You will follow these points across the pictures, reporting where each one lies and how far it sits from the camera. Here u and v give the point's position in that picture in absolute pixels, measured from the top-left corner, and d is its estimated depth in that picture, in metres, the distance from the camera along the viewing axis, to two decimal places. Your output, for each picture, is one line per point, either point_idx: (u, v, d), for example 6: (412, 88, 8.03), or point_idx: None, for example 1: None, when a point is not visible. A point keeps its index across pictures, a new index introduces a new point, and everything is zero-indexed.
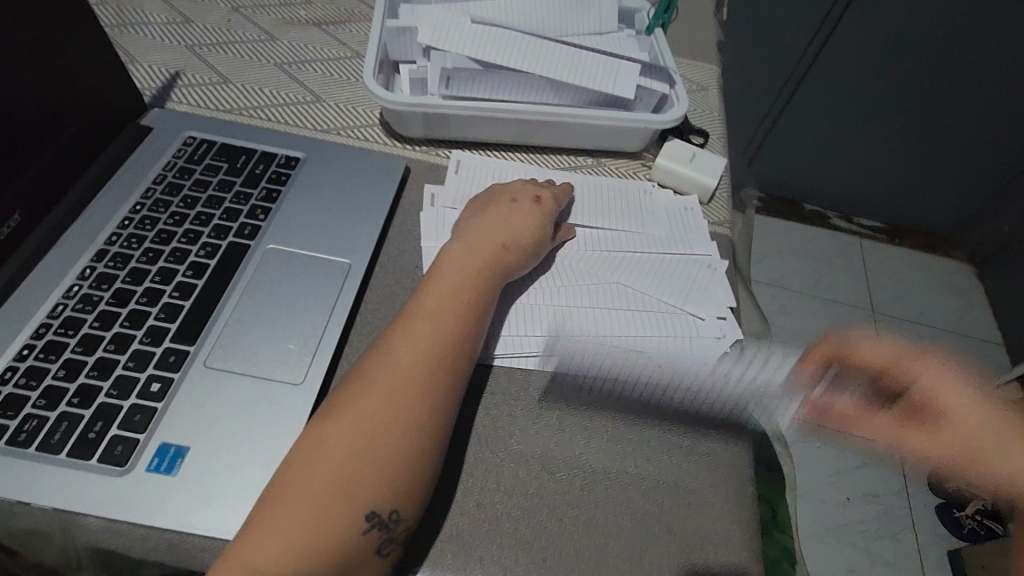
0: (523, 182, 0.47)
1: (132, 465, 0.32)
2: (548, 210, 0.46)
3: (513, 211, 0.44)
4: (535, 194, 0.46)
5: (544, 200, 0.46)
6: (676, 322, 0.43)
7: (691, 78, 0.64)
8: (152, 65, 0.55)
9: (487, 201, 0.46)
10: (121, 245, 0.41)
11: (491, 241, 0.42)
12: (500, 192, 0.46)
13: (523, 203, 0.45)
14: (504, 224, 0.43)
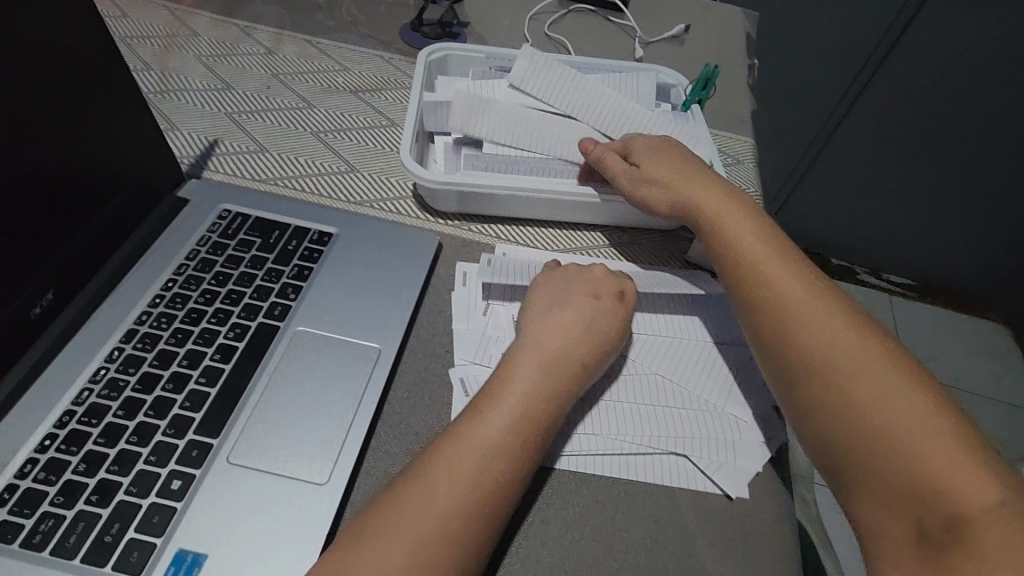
0: (599, 269, 0.45)
1: (146, 573, 0.31)
2: (627, 306, 0.43)
3: (594, 310, 0.42)
4: (614, 287, 0.44)
5: (625, 294, 0.44)
6: (724, 423, 0.42)
7: (726, 152, 0.64)
8: (191, 133, 0.56)
9: (562, 290, 0.43)
10: (151, 325, 0.40)
11: (570, 347, 0.40)
12: (574, 280, 0.44)
13: (604, 299, 0.43)
14: (584, 325, 0.41)
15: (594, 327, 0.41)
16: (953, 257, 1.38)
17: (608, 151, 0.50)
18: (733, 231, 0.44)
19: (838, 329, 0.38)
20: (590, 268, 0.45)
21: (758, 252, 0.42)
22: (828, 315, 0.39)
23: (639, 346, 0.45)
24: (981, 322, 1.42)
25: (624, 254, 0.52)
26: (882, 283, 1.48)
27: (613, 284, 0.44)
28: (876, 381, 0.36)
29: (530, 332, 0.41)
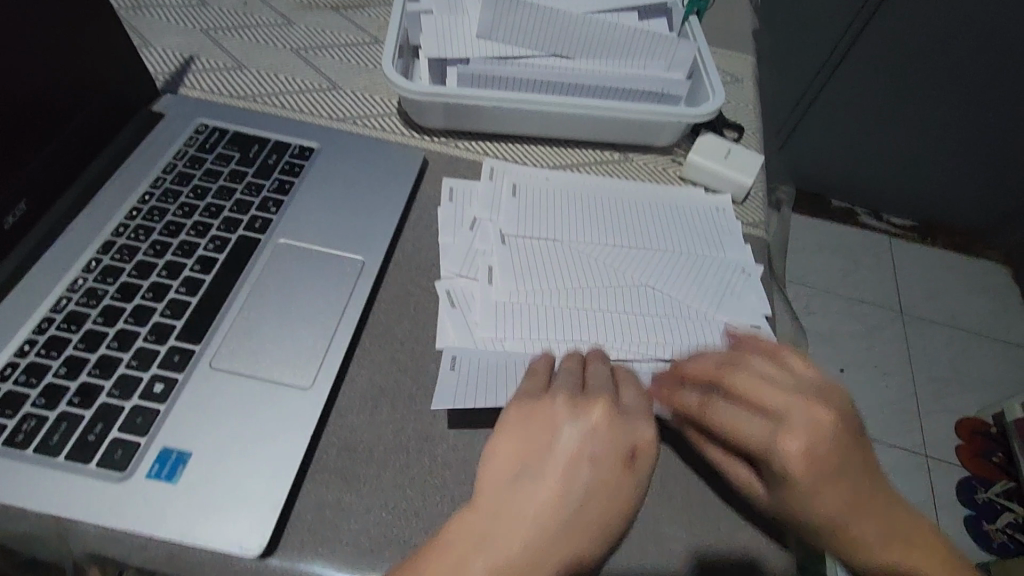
0: (599, 410, 0.29)
1: (132, 470, 0.31)
2: (640, 475, 0.28)
3: (596, 479, 0.27)
4: (623, 445, 0.28)
5: (637, 453, 0.28)
6: (710, 331, 0.42)
7: (725, 69, 0.61)
8: (165, 49, 0.53)
9: (538, 440, 0.28)
10: (128, 237, 0.39)
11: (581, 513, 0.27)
12: (557, 426, 0.28)
13: (603, 466, 0.27)
14: (575, 502, 0.27)
15: (588, 514, 0.27)
16: (957, 196, 1.36)
17: (675, 390, 0.35)
18: (750, 436, 0.31)
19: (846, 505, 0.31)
20: (574, 406, 0.29)
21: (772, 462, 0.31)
22: (835, 486, 0.31)
23: (633, 262, 0.44)
24: (984, 261, 1.40)
25: (616, 172, 0.51)
26: (881, 224, 1.44)
27: (618, 443, 0.28)
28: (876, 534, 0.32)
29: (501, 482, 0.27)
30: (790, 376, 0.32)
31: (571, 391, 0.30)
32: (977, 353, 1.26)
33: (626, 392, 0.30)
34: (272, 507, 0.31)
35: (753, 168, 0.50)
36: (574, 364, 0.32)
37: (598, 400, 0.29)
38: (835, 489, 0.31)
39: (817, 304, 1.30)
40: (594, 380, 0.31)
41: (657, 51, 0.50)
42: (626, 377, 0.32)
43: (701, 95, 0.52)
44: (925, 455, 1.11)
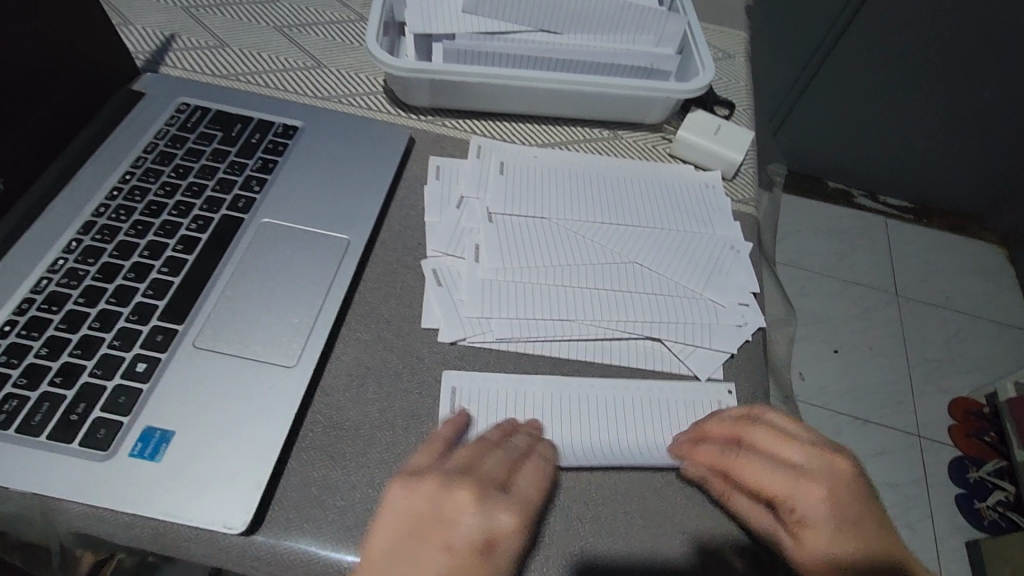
0: (466, 495, 0.28)
1: (115, 449, 0.31)
2: (499, 562, 0.27)
3: (466, 562, 0.27)
4: (477, 532, 0.27)
5: (495, 541, 0.28)
6: (697, 308, 0.42)
7: (716, 45, 0.60)
8: (146, 28, 0.52)
9: (420, 523, 0.27)
10: (110, 217, 0.39)
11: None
12: (441, 506, 0.28)
13: (456, 551, 0.27)
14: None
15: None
16: (954, 176, 1.35)
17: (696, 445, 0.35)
18: (772, 476, 0.32)
19: (864, 549, 0.31)
20: (453, 489, 0.28)
21: (796, 500, 0.31)
22: (848, 532, 0.31)
23: (622, 239, 0.44)
24: (979, 242, 1.40)
25: (605, 150, 0.51)
26: (877, 205, 1.44)
27: (477, 530, 0.27)
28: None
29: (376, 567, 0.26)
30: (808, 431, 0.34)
31: (455, 471, 0.30)
32: (971, 334, 1.26)
33: (505, 476, 0.30)
34: (256, 484, 0.31)
35: (744, 145, 0.50)
36: (475, 443, 0.32)
37: (474, 484, 0.29)
38: (847, 532, 0.31)
39: (812, 286, 1.30)
40: (485, 467, 0.30)
41: (646, 25, 0.50)
42: (509, 454, 0.31)
43: (691, 70, 0.51)
44: (918, 436, 1.12)
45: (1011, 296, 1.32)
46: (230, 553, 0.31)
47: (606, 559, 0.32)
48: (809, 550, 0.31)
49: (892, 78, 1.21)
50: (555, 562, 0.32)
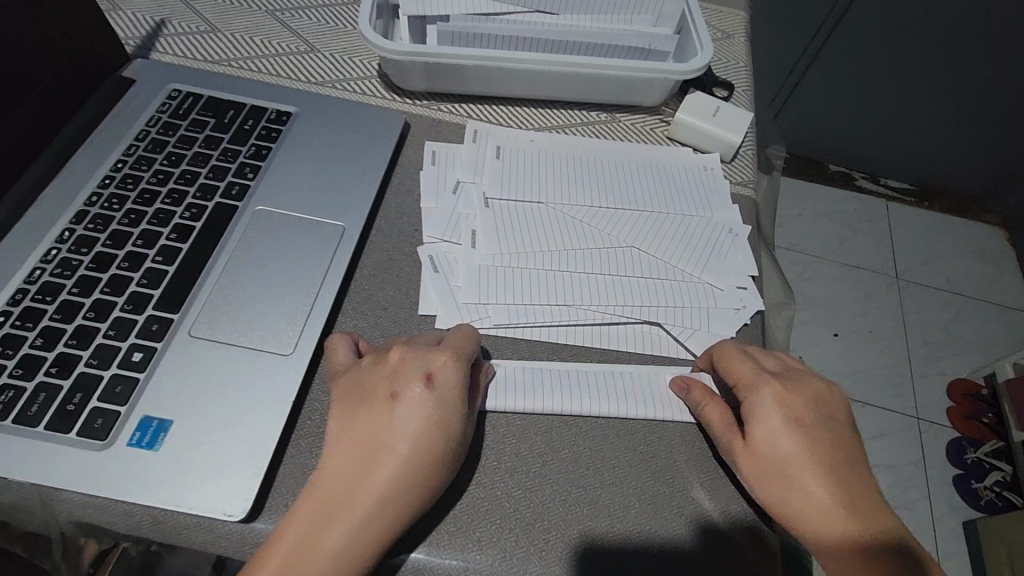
0: (396, 352, 0.34)
1: (113, 439, 0.31)
2: (418, 396, 0.32)
3: (404, 403, 0.32)
4: (418, 368, 0.33)
5: (433, 373, 0.32)
6: (695, 292, 0.42)
7: (715, 26, 0.59)
8: (135, 13, 0.51)
9: (364, 384, 0.33)
10: (102, 206, 0.38)
11: (392, 437, 0.31)
12: (387, 365, 0.33)
13: (402, 393, 0.32)
14: (389, 427, 0.31)
15: (401, 433, 0.31)
16: (956, 158, 1.34)
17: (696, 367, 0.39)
18: (740, 371, 0.36)
19: (812, 447, 0.33)
20: (391, 353, 0.34)
21: (758, 394, 0.35)
22: (796, 431, 0.34)
23: (616, 222, 0.44)
24: (980, 224, 1.40)
25: (603, 133, 0.50)
26: (877, 187, 1.43)
27: (402, 373, 0.33)
28: (823, 487, 0.33)
29: (338, 428, 0.32)
30: (791, 360, 0.38)
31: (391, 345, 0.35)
32: (971, 316, 1.26)
33: (434, 339, 0.35)
34: (255, 471, 0.31)
35: (743, 126, 0.49)
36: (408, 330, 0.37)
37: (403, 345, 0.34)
38: (796, 430, 0.34)
39: (812, 269, 1.30)
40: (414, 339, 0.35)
41: (643, 5, 0.49)
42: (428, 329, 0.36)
43: (689, 51, 0.50)
44: (916, 417, 1.12)
45: (1011, 278, 1.32)
46: (230, 540, 0.31)
47: (604, 542, 0.33)
48: (757, 436, 0.34)
49: (896, 58, 1.19)
50: (553, 546, 0.32)
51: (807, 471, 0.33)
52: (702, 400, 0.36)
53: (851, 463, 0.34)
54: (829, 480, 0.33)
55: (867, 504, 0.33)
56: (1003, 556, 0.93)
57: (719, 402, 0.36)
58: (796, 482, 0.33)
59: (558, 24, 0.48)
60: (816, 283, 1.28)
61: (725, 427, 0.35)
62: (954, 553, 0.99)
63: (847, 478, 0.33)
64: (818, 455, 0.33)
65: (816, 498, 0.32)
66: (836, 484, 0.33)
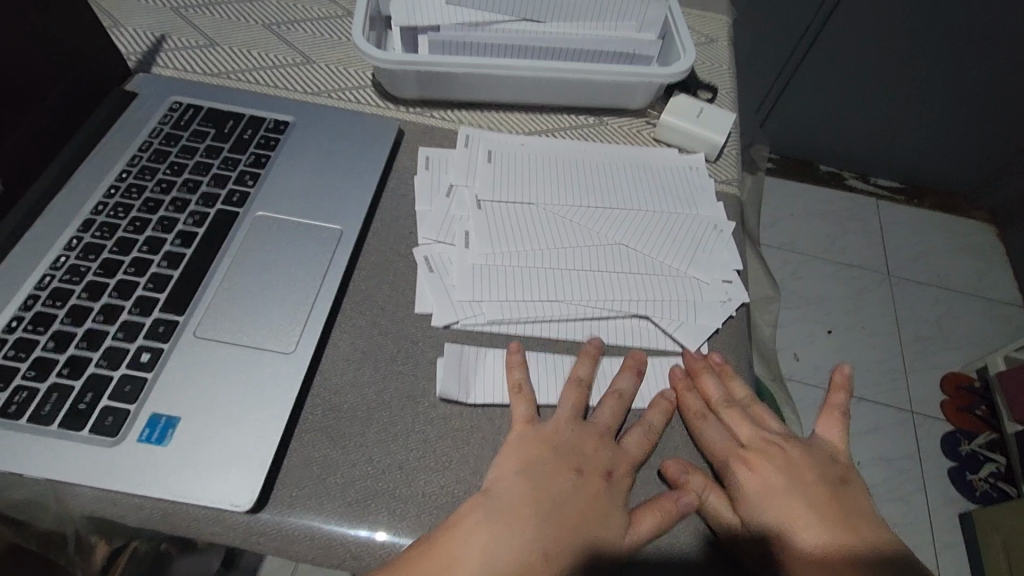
0: (592, 440, 0.36)
1: (124, 435, 0.32)
2: (594, 479, 0.34)
3: (588, 487, 0.34)
4: (602, 463, 0.35)
5: (614, 473, 0.35)
6: (681, 286, 0.43)
7: (698, 30, 0.61)
8: (136, 29, 0.53)
9: (549, 450, 0.35)
10: (108, 214, 0.40)
11: (567, 509, 0.33)
12: (580, 443, 0.36)
13: (587, 479, 0.34)
14: (565, 495, 0.34)
15: (577, 507, 0.33)
16: (943, 155, 1.36)
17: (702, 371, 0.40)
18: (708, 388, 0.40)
19: (771, 452, 0.37)
20: (581, 431, 0.37)
21: (721, 405, 0.39)
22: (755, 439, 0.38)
23: (600, 218, 0.45)
24: (970, 220, 1.42)
25: (591, 136, 0.52)
26: (867, 186, 1.45)
27: (577, 457, 0.35)
28: (782, 481, 0.36)
29: (508, 473, 0.34)
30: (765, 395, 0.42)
31: (583, 420, 0.37)
32: (962, 311, 1.28)
33: (614, 427, 0.37)
34: (260, 464, 0.32)
35: (725, 127, 0.51)
36: (609, 393, 0.38)
37: (595, 430, 0.37)
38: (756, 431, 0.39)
39: (804, 268, 1.31)
40: (601, 419, 0.37)
41: (629, 11, 0.51)
42: (621, 398, 0.38)
43: (672, 55, 0.51)
44: (911, 411, 1.14)
45: (1002, 273, 1.34)
46: (237, 530, 0.32)
47: None
48: (717, 431, 0.38)
49: (882, 58, 1.21)
50: None
51: (763, 470, 0.36)
52: (681, 391, 0.39)
53: (826, 480, 0.36)
54: (791, 482, 0.36)
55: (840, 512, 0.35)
56: (998, 545, 0.94)
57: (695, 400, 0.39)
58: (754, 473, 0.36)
59: (545, 31, 0.50)
60: (809, 282, 1.29)
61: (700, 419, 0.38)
62: (951, 546, 1.00)
63: (826, 493, 0.36)
64: (785, 460, 0.37)
65: (775, 491, 0.35)
66: (798, 487, 0.36)
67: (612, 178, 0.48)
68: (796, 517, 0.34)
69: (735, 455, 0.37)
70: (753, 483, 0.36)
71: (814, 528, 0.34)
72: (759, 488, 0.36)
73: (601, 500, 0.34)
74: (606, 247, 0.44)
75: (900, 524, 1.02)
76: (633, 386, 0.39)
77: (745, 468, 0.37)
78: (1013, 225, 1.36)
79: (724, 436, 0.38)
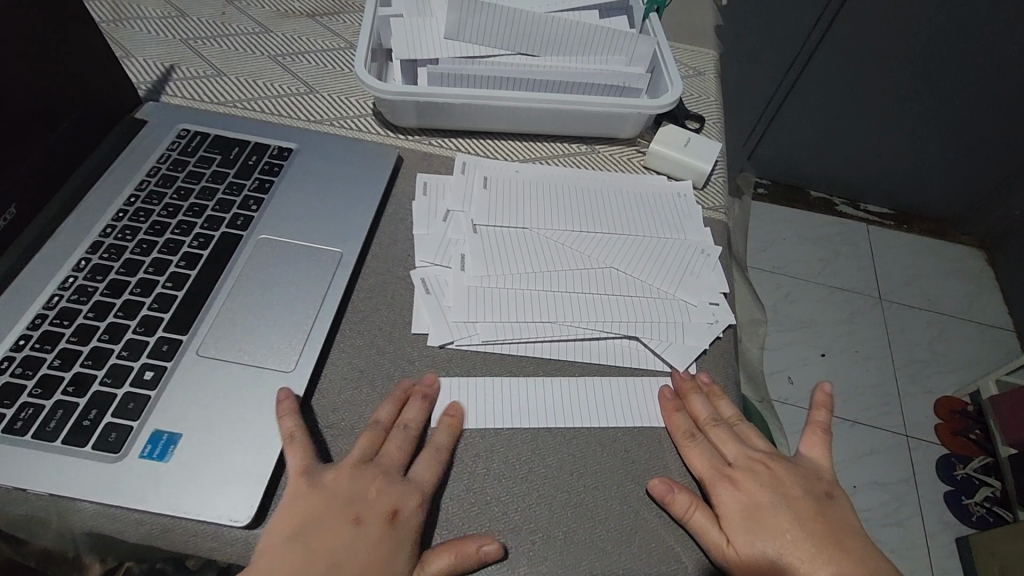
0: (374, 484, 0.34)
1: (125, 451, 0.33)
2: (371, 526, 0.33)
3: (369, 536, 0.32)
4: (386, 505, 0.34)
5: (399, 513, 0.33)
6: (670, 308, 0.45)
7: (687, 63, 0.64)
8: (146, 60, 0.55)
9: (327, 504, 0.33)
10: (116, 237, 0.41)
11: (346, 562, 0.31)
12: (359, 489, 0.34)
13: (367, 527, 0.33)
14: (342, 552, 0.32)
15: (357, 561, 0.31)
16: (930, 182, 1.39)
17: (689, 392, 0.41)
18: (695, 408, 0.41)
19: (759, 470, 0.38)
20: (367, 476, 0.35)
21: (708, 423, 0.40)
22: (743, 456, 0.39)
23: (591, 244, 0.47)
24: (959, 246, 1.44)
25: (583, 164, 0.54)
26: (858, 212, 1.48)
27: (354, 507, 0.33)
28: (769, 497, 0.37)
29: (282, 534, 0.32)
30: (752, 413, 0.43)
31: (368, 463, 0.35)
32: (954, 335, 1.29)
33: (403, 462, 0.36)
34: (259, 481, 0.33)
35: (711, 156, 0.53)
36: (395, 429, 0.37)
37: (376, 469, 0.35)
38: (743, 447, 0.39)
39: (796, 292, 1.33)
40: (387, 456, 0.36)
41: (618, 46, 0.53)
42: (406, 432, 0.37)
43: (662, 87, 0.54)
44: (906, 435, 1.14)
45: (992, 298, 1.36)
46: (235, 546, 0.33)
47: (590, 547, 0.34)
48: (704, 450, 0.39)
49: (869, 90, 1.25)
50: (539, 548, 0.34)
51: (751, 486, 0.37)
52: (670, 412, 0.40)
53: (811, 498, 0.37)
54: (778, 498, 0.37)
55: (827, 529, 0.36)
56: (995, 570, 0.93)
57: (683, 420, 0.40)
58: (742, 490, 0.37)
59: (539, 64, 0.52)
60: (802, 306, 1.31)
61: (688, 440, 0.39)
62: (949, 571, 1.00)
63: (812, 510, 0.36)
64: (774, 477, 0.38)
65: (763, 507, 0.36)
66: (783, 505, 0.36)
67: (601, 206, 0.50)
68: (783, 534, 0.35)
69: (722, 473, 0.38)
70: (742, 500, 0.36)
71: (800, 545, 0.35)
72: (748, 505, 0.36)
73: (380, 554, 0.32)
74: (598, 271, 0.46)
75: (896, 548, 1.01)
76: (420, 415, 0.37)
77: (733, 485, 0.37)
78: (1000, 250, 1.39)
79: (711, 454, 0.39)
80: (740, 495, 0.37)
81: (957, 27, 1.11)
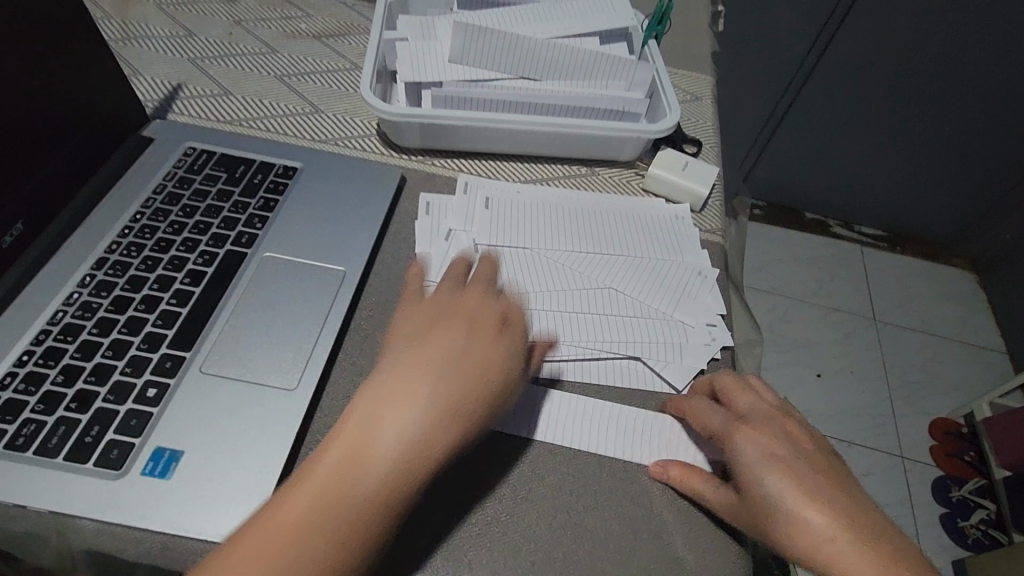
0: (480, 292, 0.38)
1: (127, 468, 0.33)
2: (484, 314, 0.37)
3: (489, 335, 0.36)
4: (496, 311, 0.37)
5: (509, 321, 0.37)
6: (669, 329, 0.45)
7: (684, 89, 0.65)
8: (154, 78, 0.56)
9: (416, 357, 0.34)
10: (121, 253, 0.41)
11: (470, 357, 0.34)
12: (467, 302, 0.38)
13: (484, 326, 0.36)
14: (461, 346, 0.35)
15: (476, 357, 0.34)
16: (922, 205, 1.41)
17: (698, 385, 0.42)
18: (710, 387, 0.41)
19: (776, 431, 0.38)
20: (466, 296, 0.38)
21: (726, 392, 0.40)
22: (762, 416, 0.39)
23: (591, 264, 0.48)
24: (950, 268, 1.46)
25: (582, 186, 0.55)
26: (852, 233, 1.49)
27: (463, 316, 0.37)
28: (783, 454, 0.37)
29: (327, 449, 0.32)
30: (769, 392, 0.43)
31: (464, 286, 0.39)
32: (947, 356, 1.30)
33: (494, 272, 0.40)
34: (259, 499, 0.33)
35: (708, 179, 0.54)
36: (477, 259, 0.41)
37: (481, 285, 0.39)
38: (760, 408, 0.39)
39: (792, 312, 1.34)
40: (483, 268, 0.40)
41: (617, 72, 0.54)
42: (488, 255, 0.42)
43: (660, 111, 0.55)
44: (901, 456, 1.14)
45: (984, 320, 1.37)
46: None
47: (590, 569, 0.34)
48: (719, 415, 0.39)
49: (862, 114, 1.27)
50: (539, 569, 0.34)
51: (765, 444, 0.37)
52: (681, 398, 0.41)
53: (816, 462, 0.37)
54: (789, 456, 0.37)
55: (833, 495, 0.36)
56: None
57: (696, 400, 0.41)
58: (759, 444, 0.37)
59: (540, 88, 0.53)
60: (797, 326, 1.32)
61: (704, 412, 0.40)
62: None
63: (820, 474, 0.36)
64: (788, 441, 0.38)
65: (775, 463, 0.36)
66: (793, 461, 0.36)
67: (600, 226, 0.50)
68: (793, 491, 0.35)
69: (736, 433, 0.38)
70: (755, 458, 0.36)
71: (806, 503, 0.35)
72: (759, 461, 0.36)
73: (500, 343, 0.36)
74: (598, 291, 0.46)
75: None
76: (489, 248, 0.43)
77: (748, 442, 0.37)
78: (992, 273, 1.41)
79: (726, 419, 0.39)
80: (754, 452, 0.37)
81: (946, 55, 1.14)
